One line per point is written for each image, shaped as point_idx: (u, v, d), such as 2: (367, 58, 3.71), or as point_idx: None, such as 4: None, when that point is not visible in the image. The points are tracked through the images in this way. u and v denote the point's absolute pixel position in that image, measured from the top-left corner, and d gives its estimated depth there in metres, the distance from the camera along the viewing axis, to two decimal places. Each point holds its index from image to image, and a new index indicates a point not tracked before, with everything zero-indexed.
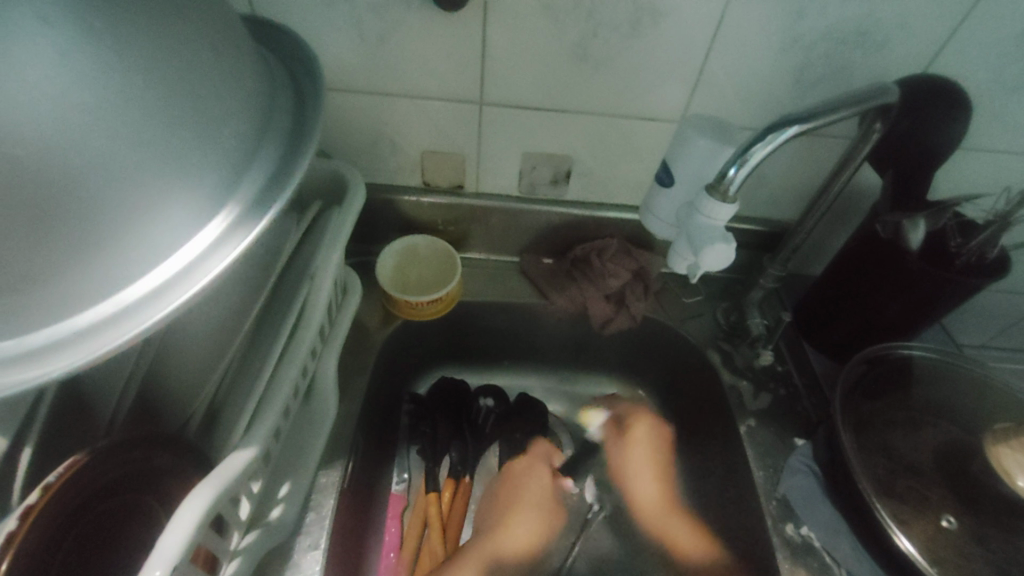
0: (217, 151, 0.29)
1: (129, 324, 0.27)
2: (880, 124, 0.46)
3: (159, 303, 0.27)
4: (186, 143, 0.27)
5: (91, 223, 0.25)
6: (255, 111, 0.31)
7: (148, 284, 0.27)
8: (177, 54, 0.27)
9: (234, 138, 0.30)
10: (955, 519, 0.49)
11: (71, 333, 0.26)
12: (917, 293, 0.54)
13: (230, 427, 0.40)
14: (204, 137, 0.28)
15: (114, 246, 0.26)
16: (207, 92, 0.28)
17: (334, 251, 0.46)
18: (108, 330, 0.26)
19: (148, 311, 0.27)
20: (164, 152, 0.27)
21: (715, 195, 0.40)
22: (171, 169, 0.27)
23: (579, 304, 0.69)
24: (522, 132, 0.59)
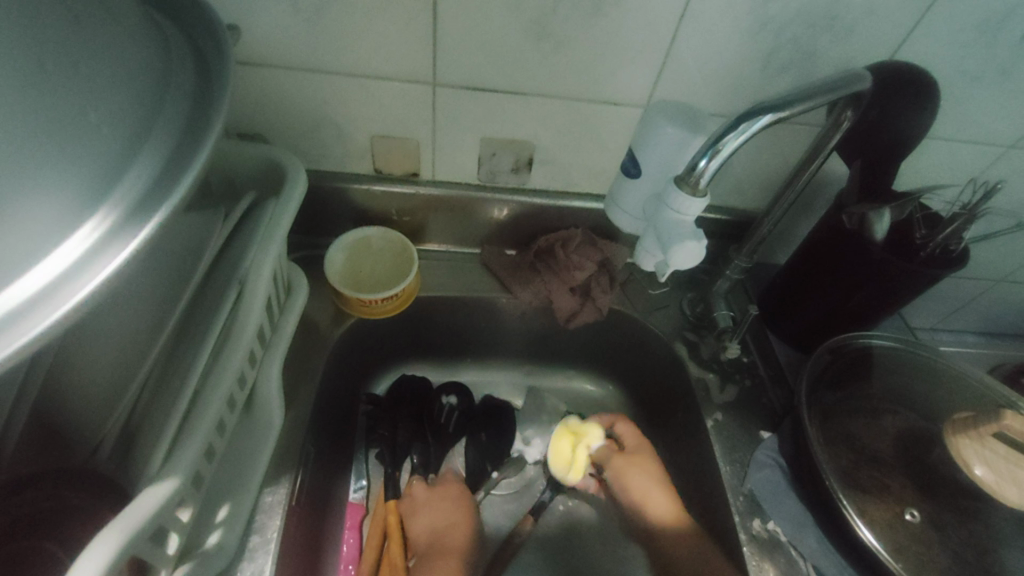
0: (92, 143, 0.24)
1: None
2: (851, 112, 0.44)
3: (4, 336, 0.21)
4: (37, 128, 0.22)
5: None
6: (139, 91, 0.26)
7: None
8: (15, 20, 0.22)
9: (108, 122, 0.25)
10: (918, 512, 0.49)
11: None
12: (880, 283, 0.53)
13: (147, 455, 0.35)
14: (64, 121, 0.23)
15: None
16: (60, 67, 0.23)
17: (267, 250, 0.41)
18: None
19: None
20: (5, 135, 0.21)
21: (684, 187, 0.37)
22: (17, 160, 0.21)
23: (544, 298, 0.66)
24: (480, 116, 0.55)
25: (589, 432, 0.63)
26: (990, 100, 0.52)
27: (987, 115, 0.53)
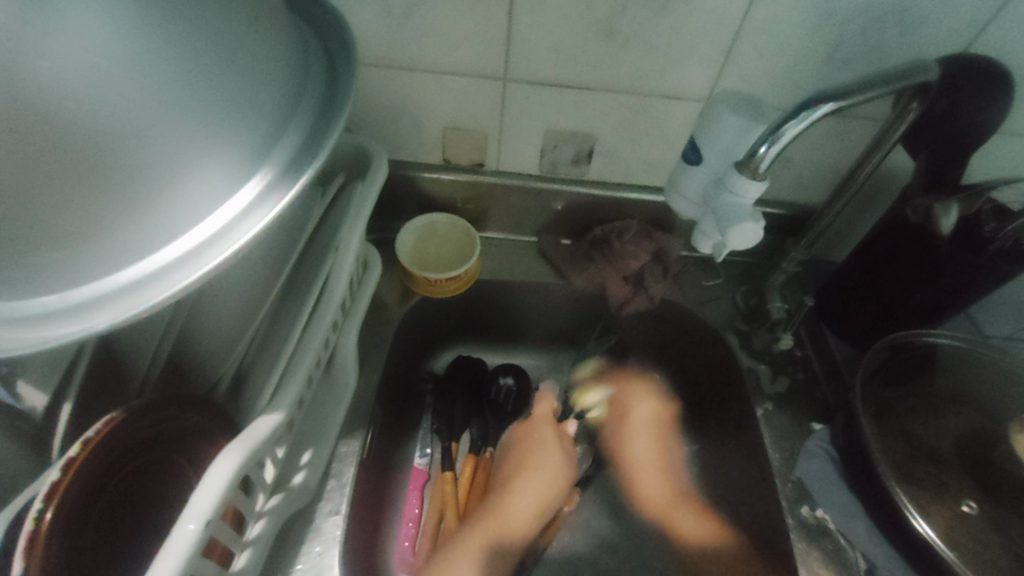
0: (257, 113, 0.29)
1: (161, 286, 0.27)
2: (918, 102, 0.45)
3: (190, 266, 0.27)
4: (225, 99, 0.28)
5: (141, 181, 0.26)
6: (287, 76, 0.31)
7: (179, 247, 0.27)
8: (214, 15, 0.27)
9: (268, 104, 0.30)
10: (977, 505, 0.48)
11: (114, 289, 0.27)
12: (946, 279, 0.53)
13: (257, 392, 0.41)
14: (240, 102, 0.28)
15: (157, 207, 0.27)
16: (243, 49, 0.28)
17: (356, 224, 0.46)
18: (141, 292, 0.27)
19: (181, 273, 0.27)
20: (200, 113, 0.27)
21: (745, 172, 0.39)
22: (206, 133, 0.27)
23: (597, 286, 0.69)
24: (545, 110, 0.59)
25: (586, 397, 0.73)
26: None
27: None
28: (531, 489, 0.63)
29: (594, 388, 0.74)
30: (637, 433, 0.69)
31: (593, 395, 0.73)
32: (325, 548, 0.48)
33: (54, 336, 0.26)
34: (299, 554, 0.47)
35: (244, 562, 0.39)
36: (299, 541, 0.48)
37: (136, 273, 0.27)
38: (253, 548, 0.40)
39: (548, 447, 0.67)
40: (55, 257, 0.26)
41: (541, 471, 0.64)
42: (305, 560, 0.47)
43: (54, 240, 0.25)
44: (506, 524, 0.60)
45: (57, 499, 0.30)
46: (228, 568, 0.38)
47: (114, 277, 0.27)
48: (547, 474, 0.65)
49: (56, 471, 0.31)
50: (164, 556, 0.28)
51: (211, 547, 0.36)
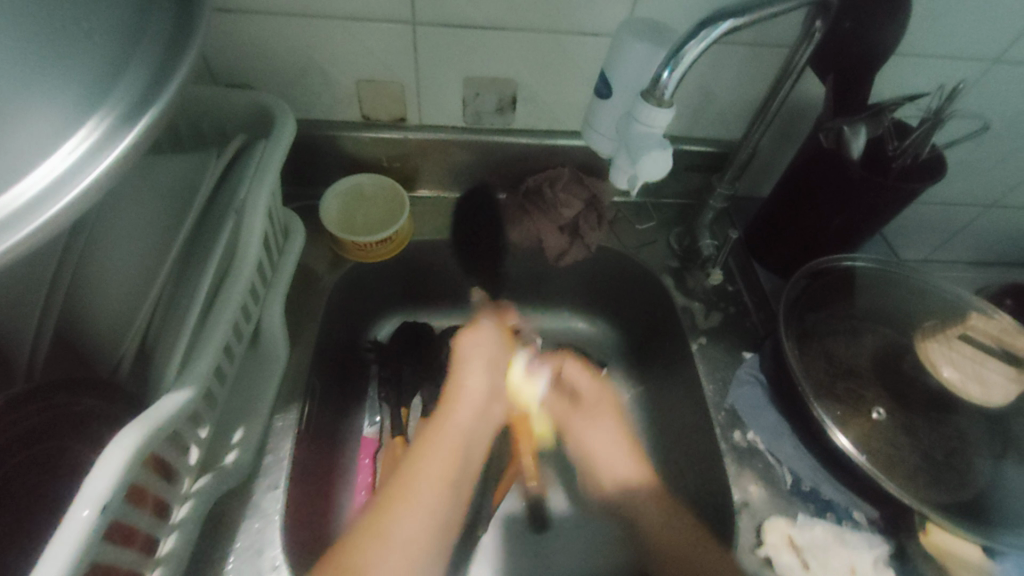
0: (84, 60, 0.27)
1: None
2: (821, 22, 0.46)
3: (15, 227, 0.23)
4: (41, 47, 0.25)
5: None
6: (118, 20, 0.29)
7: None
8: None
9: (97, 48, 0.28)
10: (886, 412, 0.52)
11: None
12: (855, 203, 0.55)
13: (162, 371, 0.38)
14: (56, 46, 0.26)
15: None
16: None
17: (261, 186, 0.43)
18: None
19: (2, 233, 0.23)
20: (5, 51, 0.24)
21: (652, 100, 0.38)
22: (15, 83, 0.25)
23: (534, 238, 0.68)
24: (460, 55, 0.56)
25: (527, 390, 0.62)
26: (965, 13, 0.52)
27: (963, 30, 0.53)
28: (479, 377, 0.55)
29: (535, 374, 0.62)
30: (602, 453, 0.57)
31: (530, 387, 0.62)
32: (264, 523, 0.46)
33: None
34: (239, 532, 0.46)
35: (171, 546, 0.37)
36: (238, 519, 0.46)
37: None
38: (179, 532, 0.38)
39: (484, 345, 0.58)
40: None
41: (481, 364, 0.56)
42: (243, 538, 0.45)
43: None
44: (455, 433, 0.49)
45: None
46: (152, 554, 0.37)
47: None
48: (488, 360, 0.57)
49: None
50: (54, 547, 0.27)
51: (129, 536, 0.35)
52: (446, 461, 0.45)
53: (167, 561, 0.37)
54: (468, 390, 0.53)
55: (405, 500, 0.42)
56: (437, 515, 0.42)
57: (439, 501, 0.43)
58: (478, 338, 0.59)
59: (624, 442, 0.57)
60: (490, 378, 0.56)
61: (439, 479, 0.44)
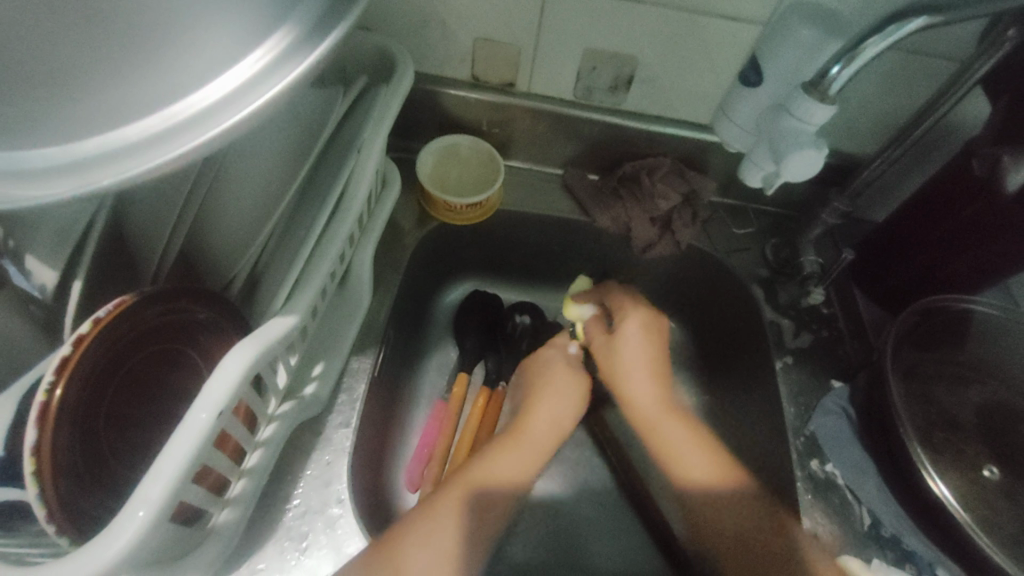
0: None
1: (164, 149, 0.24)
2: (1015, 31, 0.41)
3: (195, 130, 0.24)
4: None
5: (155, 38, 0.24)
6: None
7: (185, 106, 0.24)
8: None
9: None
10: (997, 471, 0.48)
11: (118, 146, 0.24)
12: (996, 242, 0.50)
13: (271, 295, 0.39)
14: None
15: (171, 66, 0.25)
16: None
17: (379, 130, 0.43)
18: (146, 154, 0.24)
19: (183, 137, 0.24)
20: None
21: (813, 95, 0.36)
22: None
23: (622, 225, 0.66)
24: (585, 25, 0.54)
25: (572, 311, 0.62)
26: None
27: None
28: (552, 401, 0.55)
29: (581, 303, 0.62)
30: (630, 368, 0.55)
31: (579, 310, 0.61)
32: (334, 457, 0.47)
33: (33, 196, 0.24)
34: (310, 460, 0.47)
35: (255, 462, 0.39)
36: (309, 449, 0.48)
37: (141, 133, 0.24)
38: (264, 450, 0.40)
39: (554, 368, 0.58)
40: (70, 107, 0.24)
41: (553, 390, 0.56)
42: (313, 468, 0.47)
43: (60, 84, 0.24)
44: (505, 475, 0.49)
45: (66, 375, 0.30)
46: (239, 465, 0.38)
47: (116, 136, 0.24)
48: (563, 395, 0.56)
49: (65, 347, 0.30)
50: (177, 442, 0.28)
51: (223, 442, 0.36)
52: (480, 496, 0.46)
53: (252, 474, 0.38)
54: (541, 420, 0.54)
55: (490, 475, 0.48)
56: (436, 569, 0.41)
57: (525, 475, 0.50)
58: (551, 361, 0.59)
59: (648, 365, 0.55)
60: (558, 408, 0.55)
61: (453, 526, 0.43)
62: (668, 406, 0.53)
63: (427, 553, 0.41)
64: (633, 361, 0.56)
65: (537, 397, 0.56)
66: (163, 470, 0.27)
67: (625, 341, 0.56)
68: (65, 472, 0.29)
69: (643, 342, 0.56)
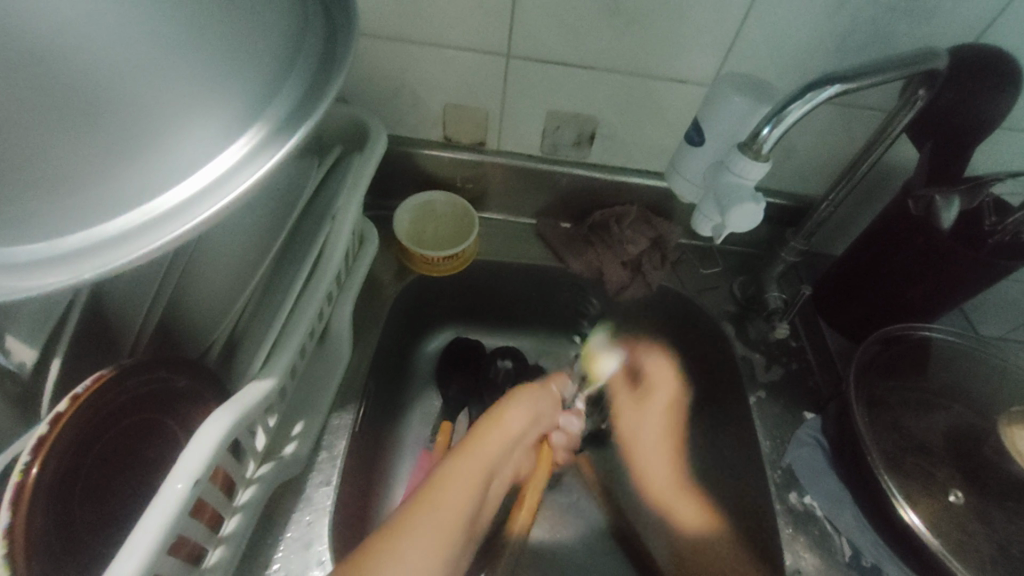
0: (253, 73, 0.28)
1: (150, 238, 0.26)
2: (925, 91, 0.45)
3: (178, 220, 0.27)
4: (215, 67, 0.27)
5: (135, 139, 0.25)
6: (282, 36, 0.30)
7: (167, 200, 0.27)
8: None
9: (263, 64, 0.29)
10: (962, 495, 0.49)
11: (106, 238, 0.26)
12: (941, 274, 0.53)
13: (250, 358, 0.41)
14: (234, 52, 0.27)
15: (152, 161, 0.26)
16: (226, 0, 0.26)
17: (352, 196, 0.45)
18: (130, 245, 0.26)
19: (168, 226, 0.27)
20: (194, 68, 0.26)
21: (748, 153, 0.39)
22: (192, 86, 0.26)
23: (595, 270, 0.68)
24: (546, 90, 0.58)
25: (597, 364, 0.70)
26: None
27: None
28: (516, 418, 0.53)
29: (604, 358, 0.70)
30: (647, 446, 0.65)
31: (604, 364, 0.69)
32: (314, 517, 0.47)
33: (24, 288, 0.26)
34: (289, 522, 0.47)
35: (233, 528, 0.38)
36: (289, 510, 0.47)
37: (125, 226, 0.27)
38: (241, 515, 0.39)
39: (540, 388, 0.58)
40: (49, 205, 0.25)
41: (502, 411, 0.53)
42: (294, 529, 0.47)
43: (38, 184, 0.25)
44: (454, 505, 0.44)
45: (43, 454, 0.30)
46: (216, 532, 0.38)
47: (100, 230, 0.26)
48: (533, 402, 0.56)
49: (44, 425, 0.31)
50: (152, 515, 0.29)
51: (200, 509, 0.36)
52: (448, 521, 0.42)
53: (229, 540, 0.38)
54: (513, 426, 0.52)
55: (450, 481, 0.45)
56: None
57: (478, 488, 0.47)
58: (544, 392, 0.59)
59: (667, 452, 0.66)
60: (530, 414, 0.55)
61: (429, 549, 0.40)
62: (678, 484, 0.64)
63: (406, 557, 0.39)
64: (651, 436, 0.66)
65: (510, 406, 0.54)
66: (136, 543, 0.28)
67: (647, 412, 0.67)
68: (39, 551, 0.29)
69: (664, 416, 0.67)
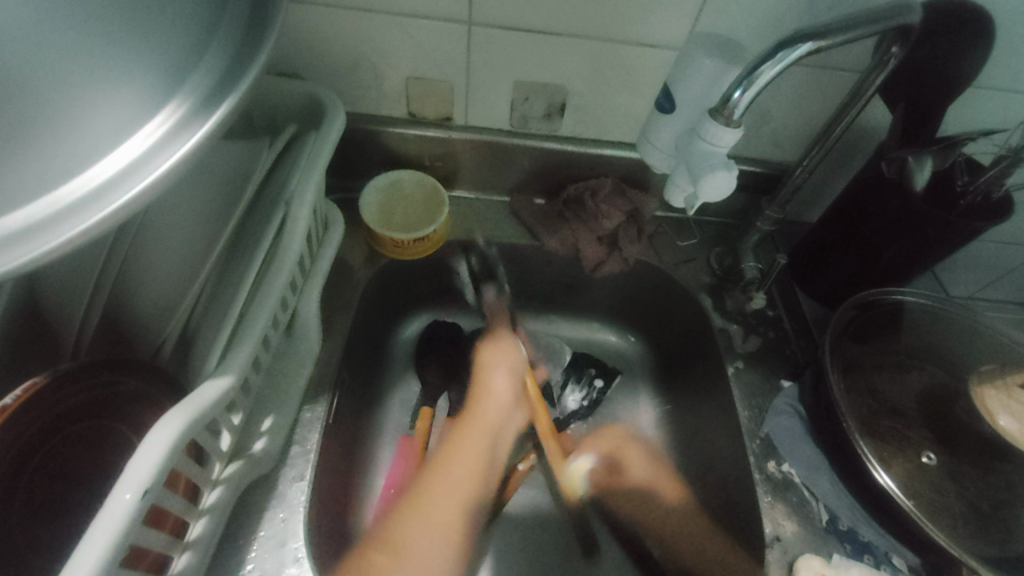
0: (170, 56, 0.27)
1: (55, 230, 0.23)
2: (898, 48, 0.43)
3: (88, 210, 0.24)
4: (129, 57, 0.26)
5: (40, 130, 0.24)
6: (200, 16, 0.29)
7: (72, 188, 0.24)
8: None
9: (176, 43, 0.27)
10: (935, 456, 0.50)
11: (2, 235, 0.23)
12: (913, 237, 0.53)
13: (204, 356, 0.38)
14: (148, 36, 0.26)
15: (59, 151, 0.24)
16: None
17: (308, 178, 0.42)
18: (28, 242, 0.23)
19: (77, 216, 0.24)
20: (107, 60, 0.25)
21: (719, 119, 0.38)
22: (101, 74, 0.25)
23: (571, 247, 0.67)
24: (513, 59, 0.55)
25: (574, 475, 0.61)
26: None
27: None
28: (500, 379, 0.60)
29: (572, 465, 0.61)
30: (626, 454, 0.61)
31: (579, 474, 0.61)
32: (288, 514, 0.46)
33: None
34: (262, 521, 0.45)
35: (199, 532, 0.37)
36: (261, 509, 0.46)
37: (23, 221, 0.23)
38: (207, 517, 0.38)
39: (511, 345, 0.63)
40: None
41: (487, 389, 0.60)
42: (267, 528, 0.45)
43: None
44: (468, 462, 0.49)
45: None
46: (182, 538, 0.36)
47: None
48: (508, 359, 0.62)
49: None
50: (98, 530, 0.27)
51: (160, 520, 0.35)
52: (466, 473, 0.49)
53: (195, 546, 0.37)
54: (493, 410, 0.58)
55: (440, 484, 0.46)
56: (442, 554, 0.42)
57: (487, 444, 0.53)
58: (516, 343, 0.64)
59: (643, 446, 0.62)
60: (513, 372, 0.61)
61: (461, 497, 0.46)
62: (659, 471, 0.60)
63: (424, 523, 0.43)
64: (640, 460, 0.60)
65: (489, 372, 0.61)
66: (80, 563, 0.26)
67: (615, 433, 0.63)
68: None
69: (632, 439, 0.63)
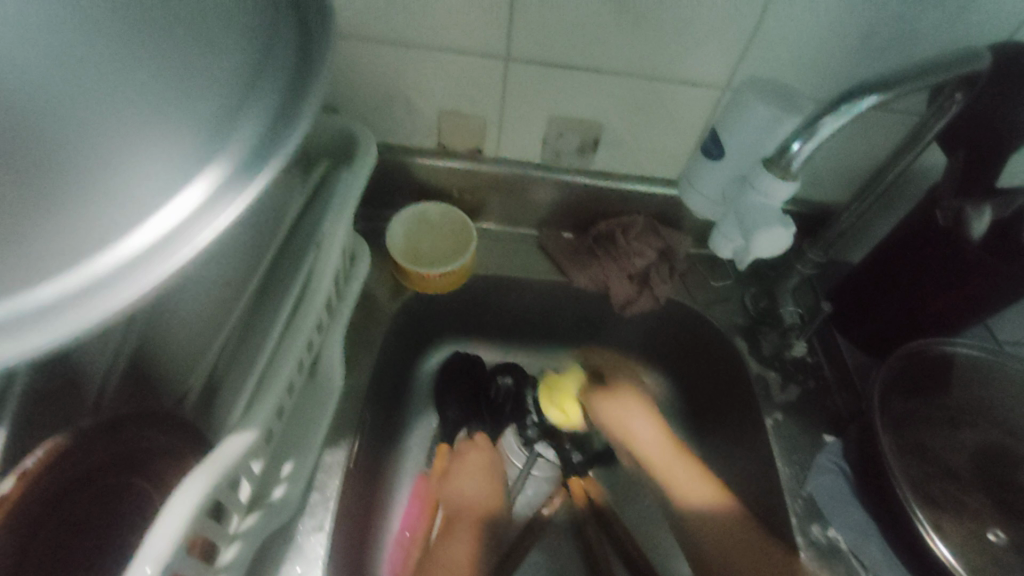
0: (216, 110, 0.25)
1: (89, 305, 0.21)
2: (961, 94, 0.42)
3: (120, 287, 0.22)
4: (180, 118, 0.25)
5: (85, 196, 0.23)
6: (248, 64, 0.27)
7: (108, 261, 0.22)
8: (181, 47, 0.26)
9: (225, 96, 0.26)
10: (1001, 531, 0.46)
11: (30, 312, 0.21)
12: (966, 287, 0.50)
13: (231, 404, 0.37)
14: (200, 93, 0.26)
15: (101, 216, 0.23)
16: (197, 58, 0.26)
17: (340, 218, 0.41)
18: (59, 318, 0.21)
19: (112, 289, 0.22)
20: (158, 121, 0.25)
21: (773, 171, 0.36)
22: (150, 136, 0.24)
23: (600, 285, 0.65)
24: (549, 94, 0.54)
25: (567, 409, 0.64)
26: None
27: None
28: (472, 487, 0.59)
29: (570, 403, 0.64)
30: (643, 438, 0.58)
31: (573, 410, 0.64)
32: (306, 569, 0.45)
33: None
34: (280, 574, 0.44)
35: None
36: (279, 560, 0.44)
37: (54, 295, 0.22)
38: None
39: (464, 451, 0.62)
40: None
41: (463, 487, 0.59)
42: None
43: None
44: None
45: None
46: None
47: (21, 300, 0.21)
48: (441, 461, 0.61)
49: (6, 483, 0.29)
50: None
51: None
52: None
53: None
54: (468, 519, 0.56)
55: None
56: None
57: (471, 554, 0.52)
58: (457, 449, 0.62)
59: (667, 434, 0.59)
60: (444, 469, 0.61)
61: None
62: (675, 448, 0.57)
63: None
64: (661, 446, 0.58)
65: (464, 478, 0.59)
66: None
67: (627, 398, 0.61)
68: None
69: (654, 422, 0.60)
